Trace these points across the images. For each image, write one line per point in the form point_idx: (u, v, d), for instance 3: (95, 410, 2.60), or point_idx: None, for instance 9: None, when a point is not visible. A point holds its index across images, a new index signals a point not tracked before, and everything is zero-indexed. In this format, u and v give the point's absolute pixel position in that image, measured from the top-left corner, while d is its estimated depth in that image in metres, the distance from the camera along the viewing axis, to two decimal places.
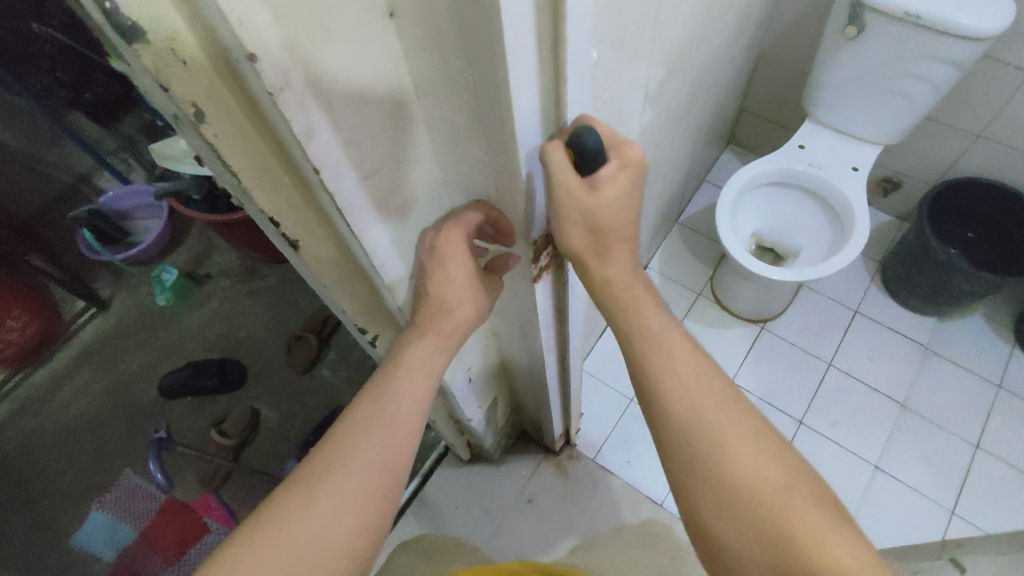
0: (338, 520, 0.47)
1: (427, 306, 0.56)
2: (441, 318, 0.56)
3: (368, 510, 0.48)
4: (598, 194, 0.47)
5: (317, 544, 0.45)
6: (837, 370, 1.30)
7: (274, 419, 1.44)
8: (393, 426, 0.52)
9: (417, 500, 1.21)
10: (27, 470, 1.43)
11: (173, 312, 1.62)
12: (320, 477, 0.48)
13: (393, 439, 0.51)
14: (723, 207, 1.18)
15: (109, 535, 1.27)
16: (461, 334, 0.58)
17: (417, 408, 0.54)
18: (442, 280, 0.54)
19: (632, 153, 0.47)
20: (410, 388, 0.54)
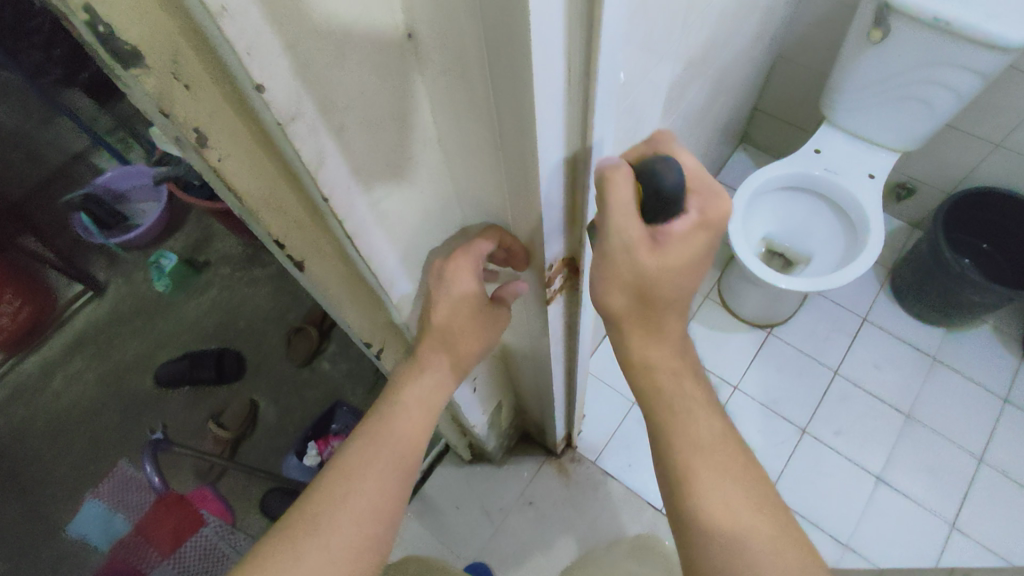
0: (334, 561, 0.45)
1: (435, 328, 0.54)
2: (446, 341, 0.54)
3: (365, 552, 0.46)
4: (662, 247, 0.46)
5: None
6: (842, 379, 1.29)
7: (272, 413, 1.43)
8: (393, 463, 0.51)
9: (416, 500, 1.20)
10: (22, 456, 1.42)
11: (170, 299, 1.59)
12: (316, 517, 0.46)
13: (391, 475, 0.50)
14: (735, 211, 1.16)
15: (104, 526, 1.21)
16: (469, 359, 0.56)
17: (416, 444, 0.53)
18: (453, 302, 0.52)
19: (714, 210, 0.46)
20: (410, 423, 0.53)
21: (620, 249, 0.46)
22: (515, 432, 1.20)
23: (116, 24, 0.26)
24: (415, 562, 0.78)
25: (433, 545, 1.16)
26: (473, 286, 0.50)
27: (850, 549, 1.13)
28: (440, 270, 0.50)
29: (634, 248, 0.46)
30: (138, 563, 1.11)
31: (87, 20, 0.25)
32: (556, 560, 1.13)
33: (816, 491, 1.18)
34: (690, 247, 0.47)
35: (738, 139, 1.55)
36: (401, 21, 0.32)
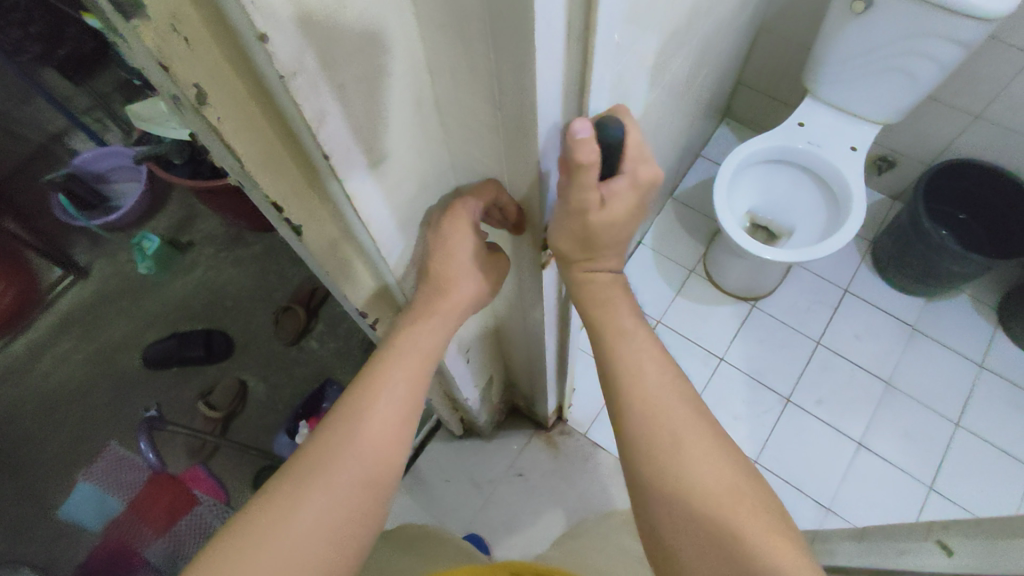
0: (324, 520, 0.45)
1: (429, 285, 0.54)
2: (438, 297, 0.54)
3: (355, 511, 0.46)
4: (607, 210, 0.47)
5: (301, 547, 0.43)
6: (825, 349, 1.32)
7: (263, 392, 1.43)
8: (384, 421, 0.50)
9: (408, 474, 1.22)
10: (10, 440, 1.40)
11: (156, 280, 1.58)
12: (304, 479, 0.46)
13: (382, 436, 0.50)
14: (722, 185, 1.17)
15: (97, 509, 1.24)
16: (460, 315, 0.56)
17: (411, 401, 0.52)
18: (452, 263, 0.52)
19: (645, 171, 0.48)
20: (404, 380, 0.52)
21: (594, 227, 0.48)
22: (506, 406, 1.21)
23: None
24: (402, 534, 0.78)
25: (427, 517, 1.18)
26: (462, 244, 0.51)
27: (831, 512, 1.17)
28: (437, 231, 0.50)
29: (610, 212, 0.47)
30: (133, 542, 1.13)
31: None
32: (548, 530, 1.16)
33: (799, 457, 1.22)
34: (625, 206, 0.48)
35: (722, 114, 1.56)
36: None
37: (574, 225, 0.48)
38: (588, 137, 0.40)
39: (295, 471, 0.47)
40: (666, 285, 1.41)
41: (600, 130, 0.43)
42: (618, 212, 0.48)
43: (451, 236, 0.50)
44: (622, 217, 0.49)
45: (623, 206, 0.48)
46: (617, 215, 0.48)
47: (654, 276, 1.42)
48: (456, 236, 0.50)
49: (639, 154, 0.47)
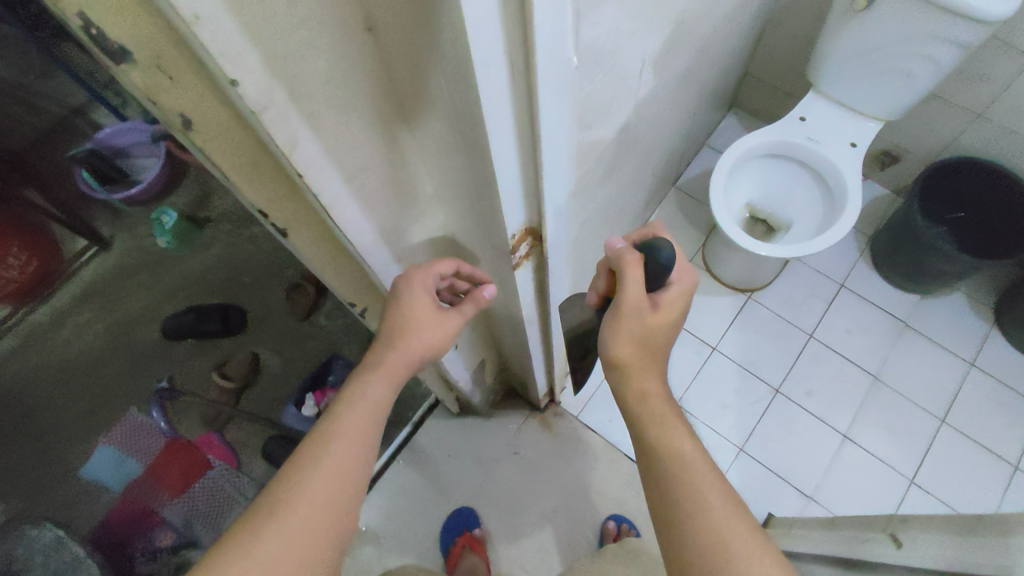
0: (304, 530, 0.52)
1: (382, 338, 0.64)
2: (386, 347, 0.63)
3: (332, 521, 0.53)
4: (659, 310, 0.67)
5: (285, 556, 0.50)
6: (817, 342, 1.34)
7: (274, 365, 1.51)
8: (340, 458, 0.56)
9: (407, 448, 1.29)
10: (35, 401, 1.49)
11: (174, 254, 1.64)
12: (288, 493, 0.53)
13: (341, 471, 0.56)
14: (718, 178, 1.19)
15: (116, 470, 1.37)
16: (409, 363, 0.64)
17: (362, 438, 0.59)
18: (407, 316, 0.61)
19: (687, 284, 0.70)
20: (356, 422, 0.59)
21: (650, 327, 0.66)
22: (501, 387, 1.26)
23: (105, 26, 0.29)
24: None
25: (424, 489, 1.25)
26: (422, 298, 0.60)
27: (811, 500, 1.20)
28: (393, 288, 0.61)
29: (660, 315, 0.66)
30: (152, 502, 1.31)
31: (80, 24, 0.29)
32: (538, 505, 1.22)
33: (783, 448, 1.25)
34: (675, 309, 0.68)
35: (730, 104, 1.56)
36: (358, 17, 0.35)
37: (636, 325, 0.65)
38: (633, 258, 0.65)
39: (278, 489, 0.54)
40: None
41: (655, 252, 0.66)
42: (665, 316, 0.67)
43: (403, 292, 0.60)
44: (674, 318, 0.68)
45: (675, 313, 0.68)
46: (667, 316, 0.67)
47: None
48: (408, 291, 0.60)
49: (682, 272, 0.70)
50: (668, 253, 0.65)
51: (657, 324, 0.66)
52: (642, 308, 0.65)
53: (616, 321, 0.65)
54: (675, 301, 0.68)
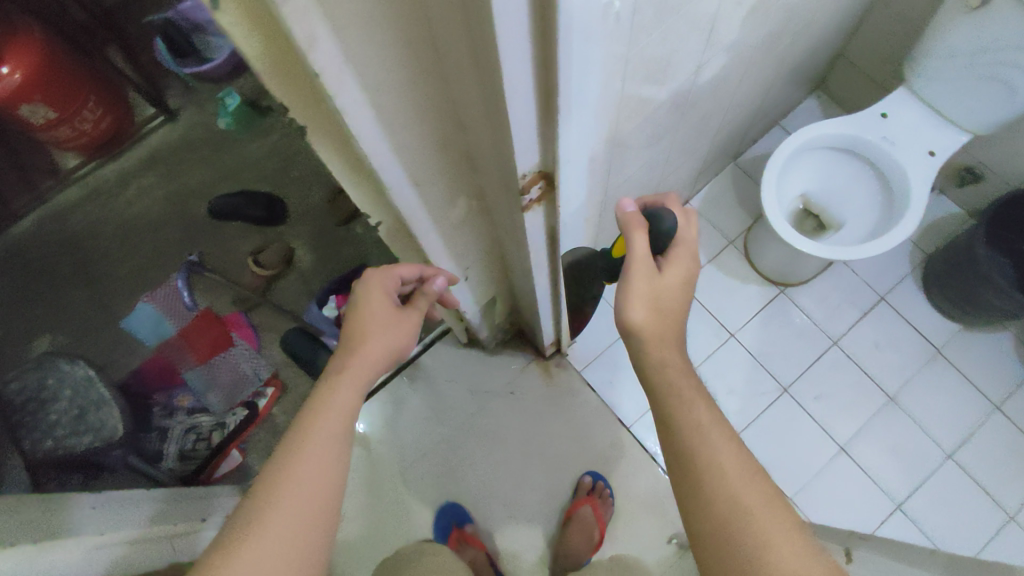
0: (293, 519, 0.59)
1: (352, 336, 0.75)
2: (358, 342, 0.74)
3: (318, 500, 0.62)
4: (666, 273, 0.69)
5: (281, 536, 0.58)
6: (839, 350, 1.30)
7: (305, 262, 1.57)
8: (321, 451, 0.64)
9: (413, 366, 1.34)
10: (94, 250, 1.61)
11: (235, 137, 1.69)
12: (275, 489, 0.61)
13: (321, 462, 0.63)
14: (774, 163, 1.13)
15: (153, 327, 1.49)
16: (382, 357, 0.75)
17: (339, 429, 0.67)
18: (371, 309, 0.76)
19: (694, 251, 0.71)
20: (332, 419, 0.67)
21: (659, 287, 0.68)
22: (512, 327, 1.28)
23: None
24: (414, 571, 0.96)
25: (421, 406, 1.31)
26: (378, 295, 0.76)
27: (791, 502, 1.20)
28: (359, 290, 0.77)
29: (666, 277, 0.68)
30: (178, 363, 1.43)
31: None
32: (524, 446, 1.26)
33: (776, 446, 1.24)
34: (683, 275, 0.69)
35: (814, 85, 1.45)
36: None
37: (646, 285, 0.67)
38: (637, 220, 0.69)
39: (275, 470, 0.63)
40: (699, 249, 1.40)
41: (660, 219, 0.70)
42: (674, 279, 0.69)
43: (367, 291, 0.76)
44: (685, 281, 0.69)
45: (684, 278, 0.69)
46: (675, 281, 0.69)
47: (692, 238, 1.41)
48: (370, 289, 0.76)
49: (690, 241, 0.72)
50: (669, 219, 0.69)
51: (664, 284, 0.68)
52: (648, 266, 0.67)
53: (624, 281, 0.67)
54: (684, 264, 0.70)
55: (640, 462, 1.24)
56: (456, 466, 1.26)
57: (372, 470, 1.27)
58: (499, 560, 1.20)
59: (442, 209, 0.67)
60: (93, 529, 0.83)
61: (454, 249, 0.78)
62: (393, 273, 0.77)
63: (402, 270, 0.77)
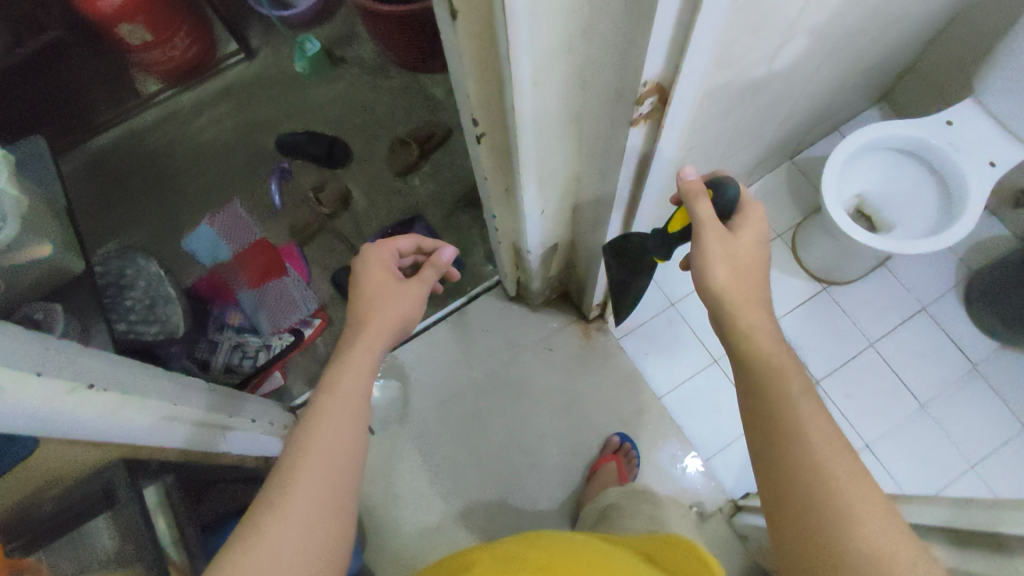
0: (314, 496, 0.69)
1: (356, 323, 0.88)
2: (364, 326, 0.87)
3: (335, 481, 0.71)
4: (737, 236, 0.74)
5: (307, 511, 0.67)
6: (875, 351, 1.33)
7: (363, 207, 1.61)
8: (331, 443, 0.74)
9: (458, 312, 1.39)
10: (164, 169, 1.69)
11: (305, 81, 1.75)
12: (296, 475, 0.70)
13: (334, 450, 0.73)
14: (839, 155, 1.18)
15: (211, 249, 1.53)
16: (392, 322, 0.90)
17: (347, 423, 0.77)
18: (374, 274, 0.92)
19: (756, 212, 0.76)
20: (341, 414, 0.77)
21: (733, 247, 0.73)
22: (560, 286, 1.33)
23: None
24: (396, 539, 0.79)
25: (462, 349, 1.36)
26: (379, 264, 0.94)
27: None
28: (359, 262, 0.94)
29: (738, 241, 0.73)
30: (231, 282, 1.47)
31: None
32: (556, 400, 1.30)
33: None
34: (752, 237, 0.74)
35: (879, 96, 1.49)
36: None
37: (722, 246, 0.72)
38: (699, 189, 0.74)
39: (290, 463, 0.72)
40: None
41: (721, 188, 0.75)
42: (745, 240, 0.74)
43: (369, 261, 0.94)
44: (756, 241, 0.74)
45: (755, 240, 0.74)
46: (746, 243, 0.74)
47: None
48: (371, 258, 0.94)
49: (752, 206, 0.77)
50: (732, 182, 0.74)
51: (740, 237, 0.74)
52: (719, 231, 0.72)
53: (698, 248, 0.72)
54: (752, 225, 0.75)
55: (666, 430, 1.27)
56: (488, 411, 1.31)
57: (408, 403, 1.32)
58: (521, 505, 1.24)
59: (545, 120, 0.74)
60: (120, 387, 0.75)
61: (542, 170, 0.85)
62: (391, 246, 0.97)
63: (399, 242, 0.98)
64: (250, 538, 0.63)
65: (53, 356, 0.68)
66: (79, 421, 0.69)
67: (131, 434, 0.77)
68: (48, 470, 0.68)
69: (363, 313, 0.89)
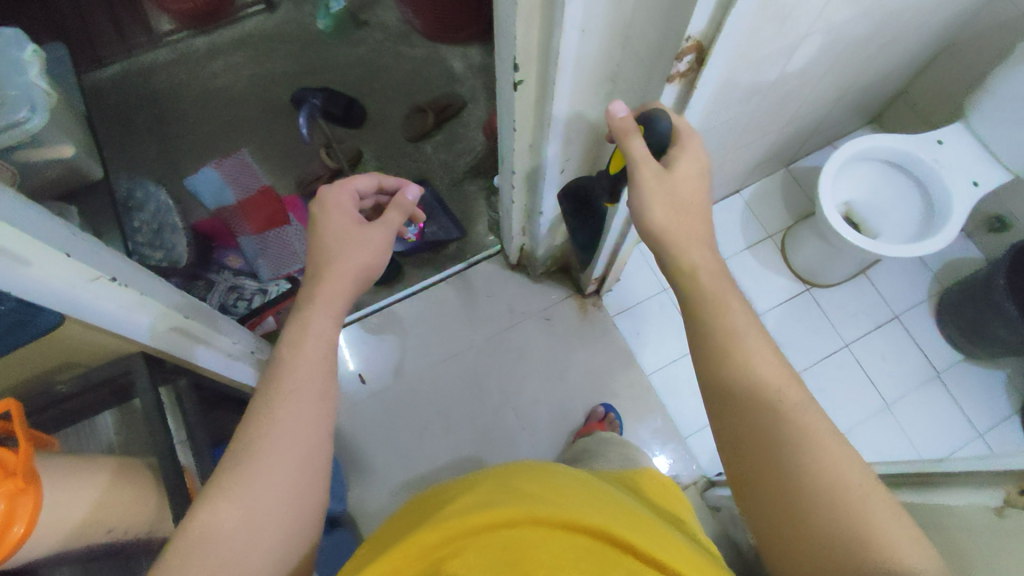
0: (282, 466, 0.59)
1: (316, 271, 0.76)
2: (330, 273, 0.75)
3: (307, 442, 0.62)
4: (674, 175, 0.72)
5: (278, 480, 0.59)
6: (848, 352, 1.40)
7: (370, 167, 1.61)
8: (301, 405, 0.64)
9: (459, 276, 1.42)
10: (170, 109, 1.68)
11: (325, 40, 1.77)
12: (257, 443, 0.60)
13: (307, 409, 0.64)
14: (835, 160, 1.25)
15: (216, 194, 1.53)
16: (363, 272, 0.78)
17: (315, 378, 0.66)
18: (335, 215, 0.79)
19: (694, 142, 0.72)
20: (306, 369, 0.67)
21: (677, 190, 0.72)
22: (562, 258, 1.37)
23: None
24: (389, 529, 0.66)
25: (459, 312, 1.39)
26: (345, 205, 0.80)
27: None
28: (321, 198, 0.80)
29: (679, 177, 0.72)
30: (234, 227, 1.47)
31: None
32: (545, 369, 1.34)
33: None
34: (692, 171, 0.73)
35: (872, 117, 1.59)
36: None
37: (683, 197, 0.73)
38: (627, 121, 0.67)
39: (251, 429, 0.62)
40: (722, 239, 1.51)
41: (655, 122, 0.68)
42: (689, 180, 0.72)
43: (327, 200, 0.80)
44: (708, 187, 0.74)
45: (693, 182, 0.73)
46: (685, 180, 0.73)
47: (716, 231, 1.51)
48: (332, 197, 0.80)
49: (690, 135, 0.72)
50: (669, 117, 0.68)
51: None
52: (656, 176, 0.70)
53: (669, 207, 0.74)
54: (697, 164, 0.73)
55: (649, 406, 1.32)
56: (478, 372, 1.34)
57: (401, 359, 1.35)
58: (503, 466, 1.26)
59: (582, 75, 0.78)
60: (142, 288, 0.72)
61: (570, 127, 0.89)
62: (350, 187, 0.82)
63: (358, 180, 0.84)
64: (211, 515, 0.55)
65: (88, 243, 0.66)
66: (102, 309, 0.67)
67: (144, 334, 0.75)
68: (57, 358, 0.71)
69: (320, 265, 0.76)
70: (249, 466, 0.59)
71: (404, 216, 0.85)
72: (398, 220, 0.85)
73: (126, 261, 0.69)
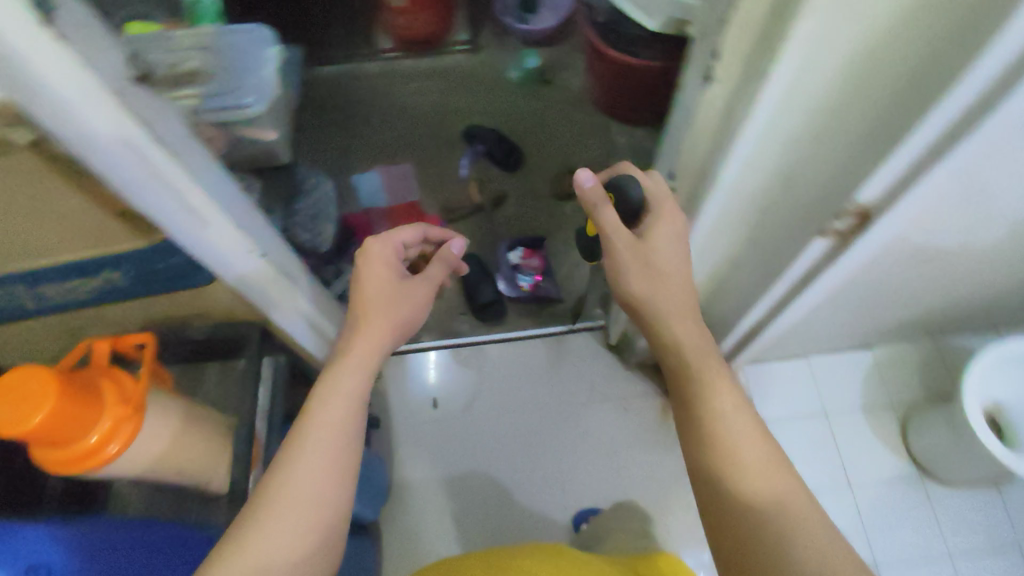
0: (299, 519, 0.70)
1: (353, 319, 0.86)
2: (364, 324, 0.85)
3: (326, 503, 0.73)
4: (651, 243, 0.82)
5: (291, 530, 0.69)
6: (950, 567, 1.22)
7: (511, 211, 1.69)
8: (321, 466, 0.74)
9: (556, 339, 1.44)
10: (361, 113, 1.88)
11: (510, 86, 1.89)
12: (277, 496, 0.71)
13: (327, 467, 0.74)
14: (995, 353, 1.11)
15: (372, 193, 1.74)
16: (398, 331, 0.88)
17: (338, 443, 0.76)
18: (370, 269, 0.87)
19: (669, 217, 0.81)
20: (329, 431, 0.77)
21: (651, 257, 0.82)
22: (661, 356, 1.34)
23: None
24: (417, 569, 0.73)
25: (544, 373, 1.40)
26: (385, 260, 0.88)
27: None
28: (365, 249, 0.89)
29: (655, 244, 0.81)
30: (376, 227, 1.63)
31: None
32: (610, 459, 1.31)
33: None
34: (671, 246, 0.82)
35: None
36: None
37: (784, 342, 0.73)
38: (588, 184, 0.82)
39: (274, 477, 0.73)
40: (766, 401, 1.38)
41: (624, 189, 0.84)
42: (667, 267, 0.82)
43: (369, 255, 0.88)
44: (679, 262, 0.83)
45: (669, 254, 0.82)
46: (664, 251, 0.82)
47: (754, 397, 1.37)
48: (373, 253, 0.88)
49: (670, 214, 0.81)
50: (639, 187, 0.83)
51: None
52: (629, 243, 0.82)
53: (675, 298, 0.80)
54: (677, 242, 0.82)
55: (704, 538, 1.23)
56: (543, 438, 1.33)
57: (476, 398, 1.38)
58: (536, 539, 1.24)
59: (737, 198, 0.79)
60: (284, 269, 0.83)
61: (715, 232, 0.90)
62: (393, 241, 0.90)
63: (401, 234, 0.92)
64: (232, 557, 0.65)
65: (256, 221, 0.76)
66: (247, 279, 0.77)
67: (273, 306, 0.86)
68: (197, 308, 0.83)
69: (358, 319, 0.85)
70: (270, 514, 0.69)
71: (445, 269, 0.96)
72: (439, 273, 0.96)
73: (288, 248, 0.83)
